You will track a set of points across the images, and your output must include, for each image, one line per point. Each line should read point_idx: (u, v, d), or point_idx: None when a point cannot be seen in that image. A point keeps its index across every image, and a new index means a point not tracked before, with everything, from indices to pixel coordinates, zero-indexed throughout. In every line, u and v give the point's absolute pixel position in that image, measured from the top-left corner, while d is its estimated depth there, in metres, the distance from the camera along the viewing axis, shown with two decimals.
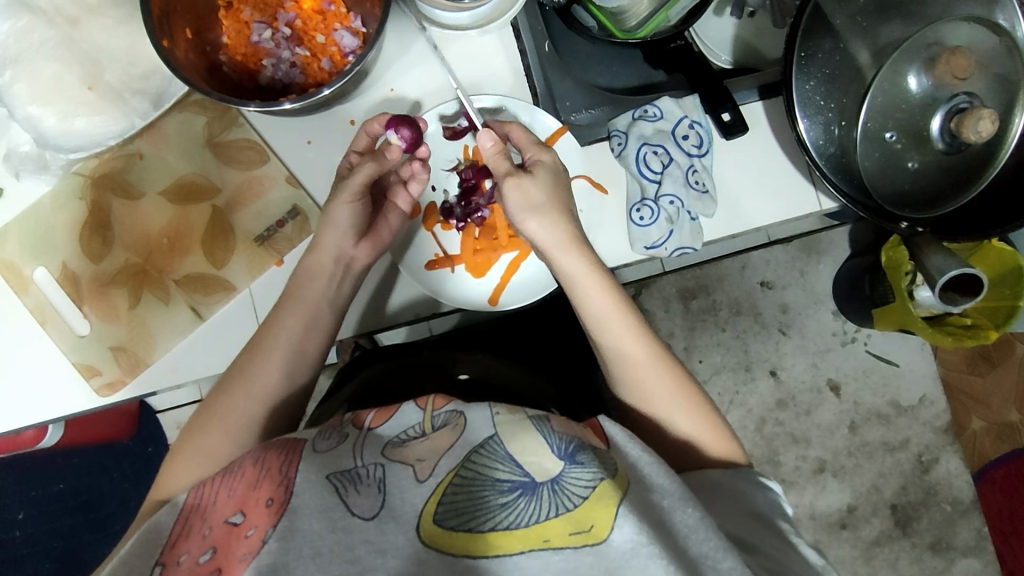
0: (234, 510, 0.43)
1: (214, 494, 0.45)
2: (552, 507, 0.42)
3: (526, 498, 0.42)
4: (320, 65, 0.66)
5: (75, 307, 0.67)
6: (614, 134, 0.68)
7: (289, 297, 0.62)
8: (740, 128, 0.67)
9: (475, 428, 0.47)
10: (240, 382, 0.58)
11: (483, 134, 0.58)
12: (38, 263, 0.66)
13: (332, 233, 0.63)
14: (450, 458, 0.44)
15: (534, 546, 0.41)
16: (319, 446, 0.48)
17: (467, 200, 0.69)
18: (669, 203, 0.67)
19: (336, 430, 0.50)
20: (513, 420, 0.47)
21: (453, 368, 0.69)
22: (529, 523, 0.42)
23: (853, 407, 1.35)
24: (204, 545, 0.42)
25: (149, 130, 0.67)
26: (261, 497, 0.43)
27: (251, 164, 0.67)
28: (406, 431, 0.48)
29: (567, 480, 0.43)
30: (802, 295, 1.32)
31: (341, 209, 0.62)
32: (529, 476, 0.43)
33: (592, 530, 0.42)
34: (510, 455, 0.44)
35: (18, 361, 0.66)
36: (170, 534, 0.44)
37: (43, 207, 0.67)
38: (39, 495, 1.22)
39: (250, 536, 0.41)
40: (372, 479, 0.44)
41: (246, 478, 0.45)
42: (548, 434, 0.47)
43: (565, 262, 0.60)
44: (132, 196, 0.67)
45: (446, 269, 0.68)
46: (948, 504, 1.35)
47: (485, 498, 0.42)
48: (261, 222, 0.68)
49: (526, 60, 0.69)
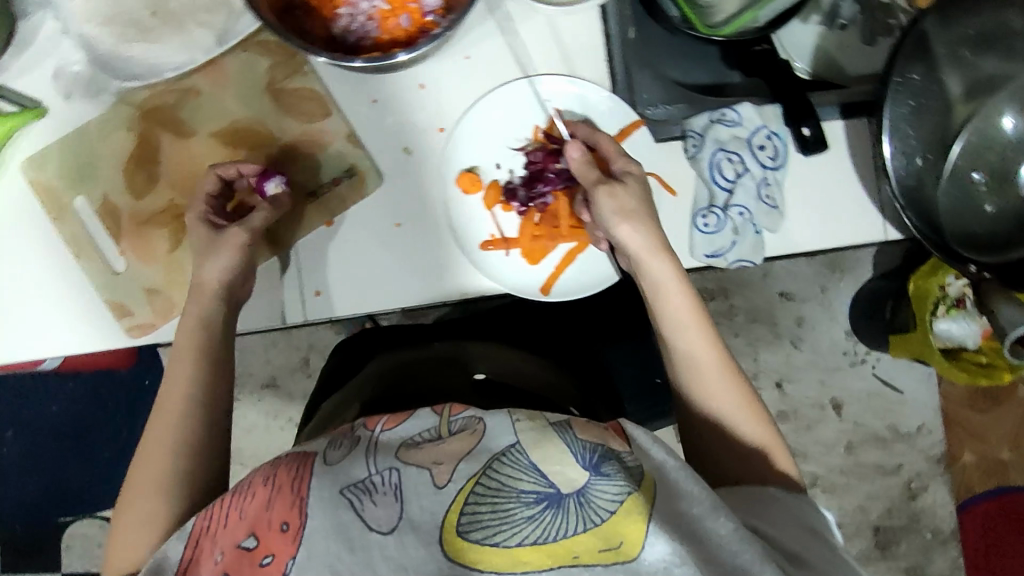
0: (245, 534, 0.43)
1: (223, 514, 0.45)
2: (580, 522, 0.40)
3: (553, 510, 0.40)
4: (397, 22, 0.62)
5: (112, 242, 0.64)
6: (689, 135, 0.66)
7: (194, 339, 0.60)
8: (818, 145, 0.66)
9: (495, 435, 0.45)
10: (162, 423, 0.57)
11: (572, 146, 0.61)
12: (79, 192, 0.63)
13: (215, 274, 0.60)
14: (471, 463, 0.43)
15: (563, 562, 0.40)
16: (329, 458, 0.46)
17: (533, 184, 0.65)
18: (738, 214, 0.65)
19: (347, 437, 0.48)
20: (534, 428, 0.45)
21: (468, 366, 0.70)
22: (559, 538, 0.40)
23: (852, 427, 1.40)
24: (217, 571, 0.42)
25: (207, 66, 0.64)
26: (273, 520, 0.43)
27: (312, 117, 0.65)
28: (422, 433, 0.47)
29: (595, 492, 0.41)
30: (820, 311, 1.38)
31: (223, 255, 0.60)
32: (555, 487, 0.41)
33: (622, 547, 0.40)
34: (534, 465, 0.42)
35: (49, 291, 0.63)
36: (183, 557, 0.45)
37: (88, 132, 0.63)
38: (35, 416, 1.23)
39: (267, 566, 0.41)
40: (388, 487, 0.43)
41: (258, 498, 0.44)
42: (571, 440, 0.44)
43: (654, 272, 0.60)
44: (184, 133, 0.64)
45: (500, 252, 0.65)
46: (929, 531, 1.39)
47: (511, 511, 0.41)
48: (316, 179, 0.65)
49: (608, 44, 0.66)
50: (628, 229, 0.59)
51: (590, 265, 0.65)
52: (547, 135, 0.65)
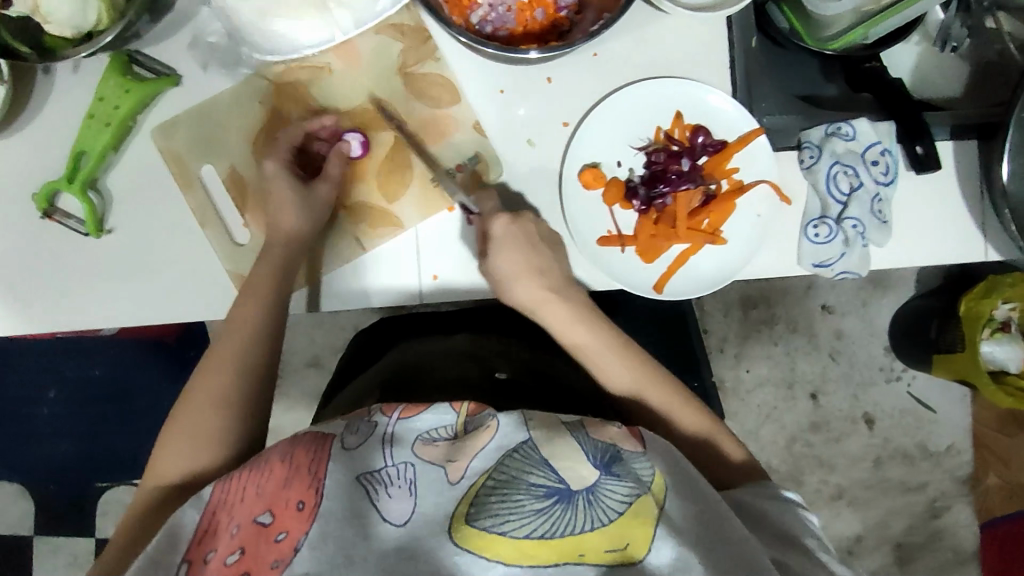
0: (262, 510, 0.46)
1: (240, 490, 0.47)
2: (589, 520, 0.43)
3: (562, 505, 0.43)
4: (533, 15, 0.64)
5: (237, 213, 0.65)
6: (806, 146, 0.68)
7: (248, 287, 0.61)
8: (932, 164, 0.66)
9: (508, 434, 0.48)
10: (211, 382, 0.58)
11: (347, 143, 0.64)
12: (207, 160, 0.64)
13: (295, 221, 0.62)
14: (483, 460, 0.46)
15: (569, 559, 0.43)
16: (348, 443, 0.49)
17: (654, 183, 0.66)
18: (851, 227, 0.66)
19: (363, 423, 0.51)
20: (547, 429, 0.48)
21: (490, 363, 0.72)
22: (566, 534, 0.43)
23: (882, 443, 1.40)
24: (231, 545, 0.45)
25: (343, 46, 0.65)
26: (291, 499, 0.46)
27: (441, 103, 0.66)
28: (439, 428, 0.49)
29: (603, 492, 0.44)
30: (859, 326, 1.39)
31: (311, 203, 0.62)
32: (565, 483, 0.44)
33: (628, 549, 0.43)
34: (546, 461, 0.46)
35: (168, 256, 0.64)
36: (196, 529, 0.47)
37: (221, 102, 0.64)
38: (73, 376, 1.20)
39: (280, 542, 0.44)
40: (404, 481, 0.46)
41: (275, 477, 0.47)
42: (584, 441, 0.48)
43: (569, 330, 0.64)
44: (316, 110, 0.65)
45: (615, 248, 0.66)
46: (950, 551, 1.39)
47: (522, 502, 0.43)
48: (440, 164, 0.66)
49: (732, 52, 0.67)
50: (531, 283, 0.62)
51: (702, 267, 0.66)
52: (669, 136, 0.67)
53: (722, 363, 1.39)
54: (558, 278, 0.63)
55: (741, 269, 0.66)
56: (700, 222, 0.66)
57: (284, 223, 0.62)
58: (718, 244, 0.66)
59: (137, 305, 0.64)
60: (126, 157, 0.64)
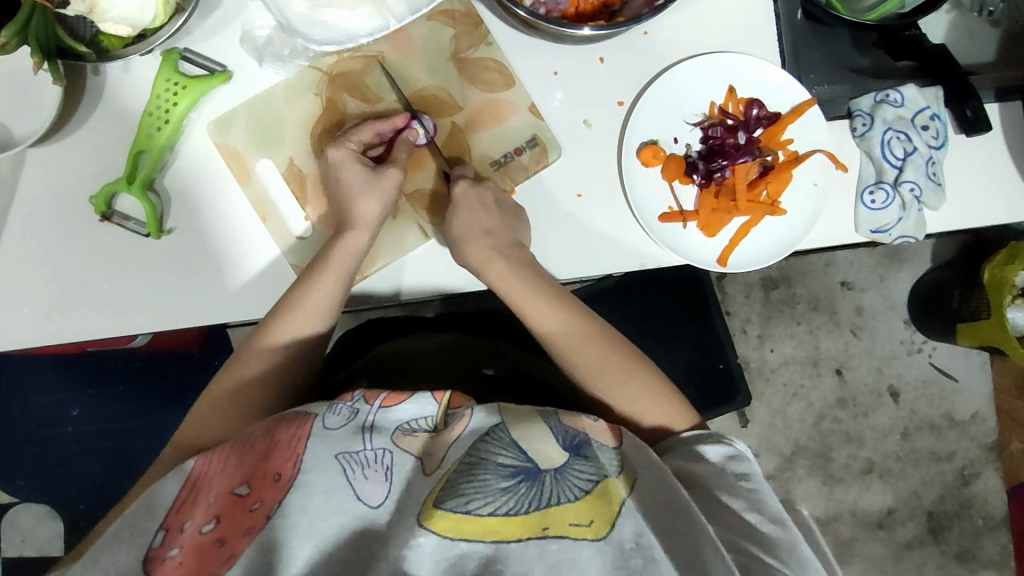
0: (239, 481, 0.49)
1: (222, 463, 0.51)
2: (553, 496, 0.48)
3: (527, 483, 0.48)
4: None
5: (298, 206, 0.65)
6: (857, 114, 0.68)
7: (323, 267, 0.61)
8: (984, 125, 0.66)
9: (485, 423, 0.52)
10: (230, 377, 0.62)
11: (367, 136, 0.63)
12: (264, 154, 0.64)
13: (371, 212, 0.62)
14: (458, 447, 0.50)
15: (534, 534, 0.46)
16: (329, 422, 0.52)
17: (713, 157, 0.67)
18: (908, 190, 0.66)
19: (344, 407, 0.54)
20: (520, 414, 0.53)
21: (475, 359, 0.71)
22: (531, 509, 0.47)
23: (908, 414, 1.39)
24: (209, 512, 0.48)
25: (396, 34, 0.65)
26: (267, 471, 0.49)
27: (496, 87, 0.66)
28: (419, 420, 0.53)
29: (569, 472, 0.49)
30: (879, 300, 1.38)
31: (382, 189, 0.62)
32: (533, 462, 0.49)
33: (591, 524, 0.48)
34: (514, 442, 0.50)
35: (217, 248, 0.63)
36: (174, 499, 0.49)
37: (277, 96, 0.64)
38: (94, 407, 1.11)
39: (255, 510, 0.48)
40: (380, 465, 0.50)
41: (257, 450, 0.51)
42: (554, 426, 0.52)
43: (544, 317, 0.64)
44: (371, 99, 0.65)
45: (677, 224, 0.66)
46: (981, 518, 1.38)
47: (489, 480, 0.47)
48: (499, 148, 0.66)
49: (779, 25, 0.68)
50: (479, 242, 0.63)
51: (764, 239, 0.67)
52: (723, 110, 0.67)
53: (746, 344, 1.36)
54: (503, 240, 0.63)
55: (802, 239, 0.67)
56: (759, 194, 0.67)
57: (361, 212, 0.62)
58: (778, 215, 0.67)
59: (186, 304, 0.63)
60: (183, 156, 0.63)
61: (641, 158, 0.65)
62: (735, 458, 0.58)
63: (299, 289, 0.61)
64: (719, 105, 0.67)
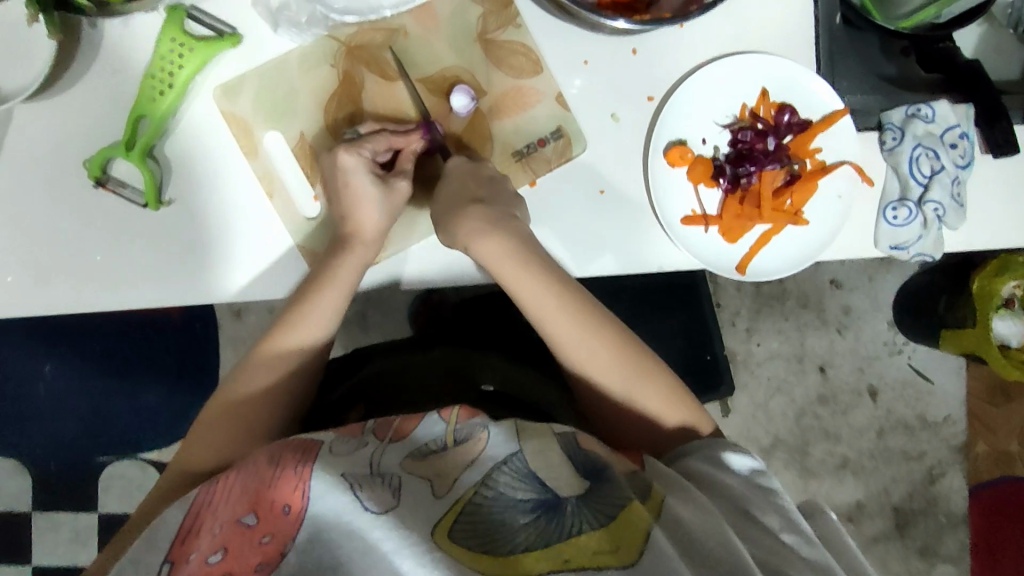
0: (246, 511, 0.46)
1: (226, 491, 0.49)
2: (575, 524, 0.44)
3: (547, 514, 0.45)
4: None
5: (307, 185, 0.62)
6: (887, 128, 0.67)
7: (326, 281, 0.59)
8: (1011, 149, 0.65)
9: (495, 447, 0.50)
10: (225, 395, 0.59)
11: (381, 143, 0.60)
12: (274, 127, 0.61)
13: (377, 222, 0.59)
14: (474, 473, 0.48)
15: (557, 566, 0.42)
16: (337, 450, 0.51)
17: (741, 162, 0.65)
18: (932, 209, 0.65)
19: (354, 437, 0.53)
20: (536, 440, 0.51)
21: (475, 375, 0.67)
22: (554, 542, 0.43)
23: (884, 414, 1.42)
24: (214, 544, 0.45)
25: (420, 7, 0.61)
26: (275, 501, 0.46)
27: (522, 73, 0.63)
28: (431, 441, 0.52)
29: (591, 502, 0.46)
30: (866, 301, 1.39)
31: (388, 201, 0.60)
32: (552, 495, 0.46)
33: (618, 551, 0.43)
34: (533, 476, 0.48)
35: (221, 241, 0.60)
36: (179, 529, 0.48)
37: (291, 66, 0.60)
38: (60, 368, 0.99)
39: (264, 544, 0.45)
40: (388, 485, 0.47)
41: (261, 477, 0.48)
42: (574, 454, 0.51)
43: (557, 325, 0.60)
44: (389, 77, 0.61)
45: (699, 227, 0.64)
46: (944, 516, 1.42)
47: (507, 518, 0.44)
48: (522, 138, 0.63)
49: (817, 28, 0.66)
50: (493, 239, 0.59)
51: (785, 249, 0.66)
52: (754, 114, 0.65)
53: (734, 338, 1.37)
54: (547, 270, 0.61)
55: (822, 251, 0.66)
56: (783, 202, 0.65)
57: (367, 228, 0.59)
58: (800, 226, 0.65)
59: (183, 280, 0.60)
60: (188, 124, 0.59)
61: (669, 158, 0.63)
62: (756, 470, 0.57)
63: (309, 296, 0.60)
64: (750, 108, 0.65)
